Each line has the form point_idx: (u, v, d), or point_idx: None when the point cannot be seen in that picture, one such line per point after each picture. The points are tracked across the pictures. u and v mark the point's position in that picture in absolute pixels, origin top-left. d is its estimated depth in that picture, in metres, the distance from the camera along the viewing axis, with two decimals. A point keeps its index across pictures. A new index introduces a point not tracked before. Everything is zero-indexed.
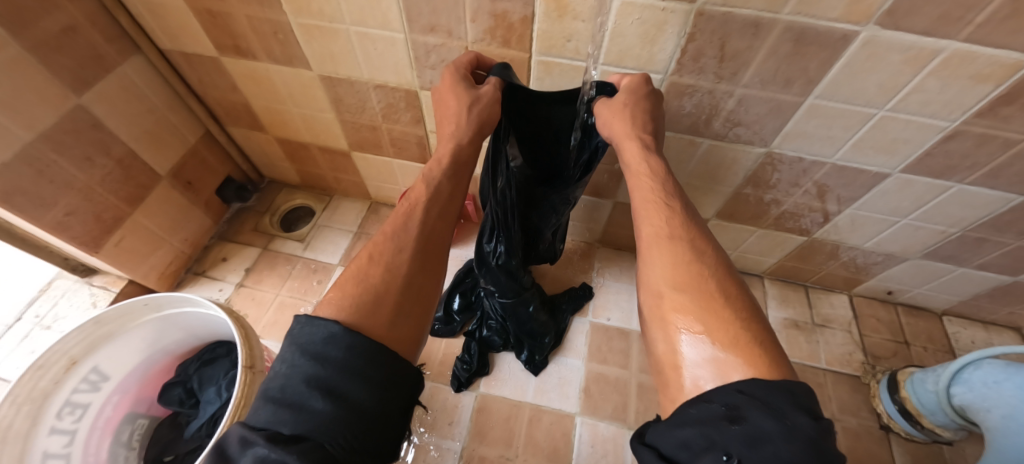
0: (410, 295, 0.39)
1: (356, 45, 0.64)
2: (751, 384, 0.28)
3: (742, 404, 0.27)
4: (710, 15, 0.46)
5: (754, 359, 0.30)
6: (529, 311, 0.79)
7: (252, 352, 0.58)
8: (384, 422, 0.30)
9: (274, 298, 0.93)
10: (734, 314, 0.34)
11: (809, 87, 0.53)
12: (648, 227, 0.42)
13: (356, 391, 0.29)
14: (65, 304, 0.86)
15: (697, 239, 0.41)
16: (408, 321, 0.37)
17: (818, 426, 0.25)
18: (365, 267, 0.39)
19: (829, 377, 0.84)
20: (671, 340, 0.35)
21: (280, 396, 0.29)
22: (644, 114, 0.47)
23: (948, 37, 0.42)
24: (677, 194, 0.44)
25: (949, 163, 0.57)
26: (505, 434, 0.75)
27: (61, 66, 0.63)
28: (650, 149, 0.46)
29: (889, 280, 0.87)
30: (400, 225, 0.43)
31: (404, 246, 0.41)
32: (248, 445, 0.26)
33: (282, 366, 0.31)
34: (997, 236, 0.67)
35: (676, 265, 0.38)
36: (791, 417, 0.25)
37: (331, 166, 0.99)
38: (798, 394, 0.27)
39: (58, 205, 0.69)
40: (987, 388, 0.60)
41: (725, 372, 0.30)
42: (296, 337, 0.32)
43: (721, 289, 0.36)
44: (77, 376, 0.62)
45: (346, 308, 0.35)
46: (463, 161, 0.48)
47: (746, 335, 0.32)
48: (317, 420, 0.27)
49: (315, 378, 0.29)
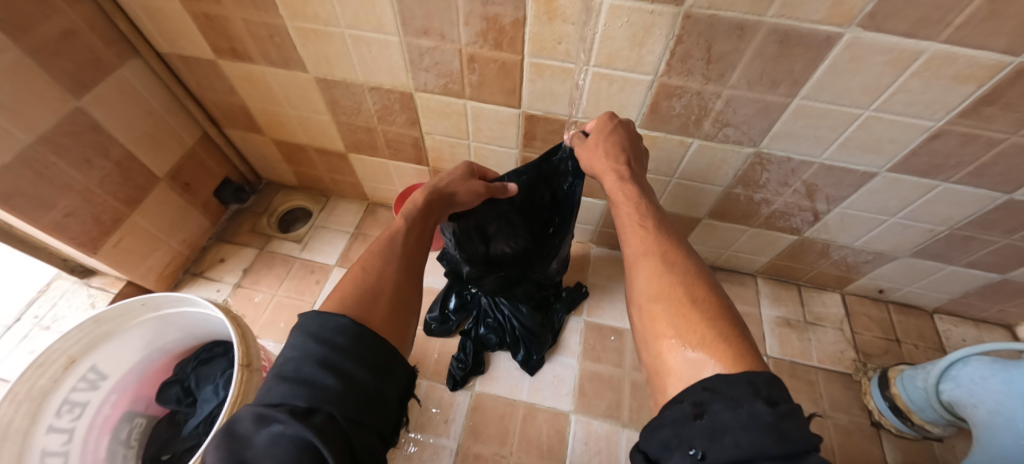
0: (401, 296, 0.45)
1: (351, 47, 0.65)
2: (717, 380, 0.29)
3: (706, 399, 0.28)
4: (696, 18, 0.47)
5: (720, 353, 0.32)
6: (524, 312, 0.82)
7: (248, 350, 0.58)
8: (383, 403, 0.34)
9: (271, 299, 0.94)
10: (703, 314, 0.36)
11: (795, 88, 0.54)
12: (631, 244, 0.47)
13: (360, 373, 0.33)
14: (63, 304, 0.87)
15: (670, 251, 0.45)
16: (399, 317, 0.43)
17: (776, 410, 0.26)
18: (359, 275, 0.45)
19: (821, 375, 0.85)
20: (654, 348, 0.37)
21: (292, 376, 0.33)
22: (616, 147, 0.55)
23: (929, 39, 0.43)
24: (652, 213, 0.50)
25: (934, 162, 0.58)
26: (500, 432, 0.76)
27: (60, 70, 0.64)
28: (627, 177, 0.53)
29: (880, 278, 0.88)
30: (385, 245, 0.51)
31: (392, 259, 0.49)
32: (265, 421, 0.30)
33: (291, 351, 0.35)
34: (984, 233, 0.68)
35: (653, 277, 0.42)
36: (749, 407, 0.26)
37: (327, 168, 1.00)
38: (759, 384, 0.28)
39: (56, 206, 0.70)
40: (975, 383, 0.61)
41: (697, 369, 0.32)
42: (303, 327, 0.36)
43: (690, 293, 0.39)
44: (76, 375, 0.62)
45: (348, 302, 0.40)
46: (434, 201, 0.58)
47: (713, 332, 0.34)
48: (328, 396, 0.31)
49: (324, 361, 0.33)
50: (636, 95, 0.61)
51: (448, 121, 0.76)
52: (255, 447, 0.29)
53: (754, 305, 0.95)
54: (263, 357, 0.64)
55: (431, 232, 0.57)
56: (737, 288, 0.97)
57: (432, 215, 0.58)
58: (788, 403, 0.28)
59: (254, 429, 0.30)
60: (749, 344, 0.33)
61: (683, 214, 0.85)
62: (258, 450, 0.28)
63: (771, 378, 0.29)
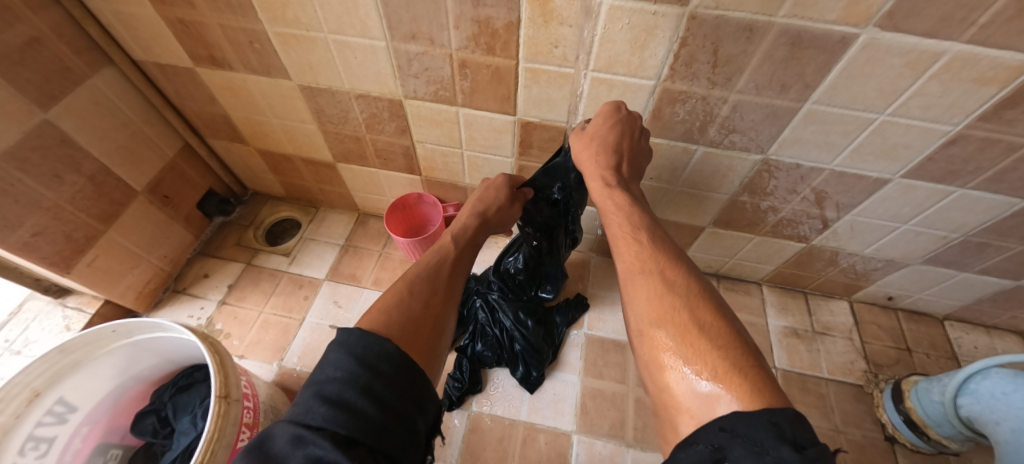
0: (441, 323, 0.44)
1: (336, 53, 0.61)
2: (735, 419, 0.26)
3: (726, 443, 0.25)
4: (702, 19, 0.44)
5: (737, 388, 0.29)
6: (528, 326, 0.80)
7: (226, 380, 0.54)
8: (414, 439, 0.32)
9: (257, 317, 0.89)
10: (711, 343, 0.33)
11: (806, 92, 0.50)
12: (623, 265, 0.45)
13: (397, 403, 0.32)
14: (36, 327, 0.82)
15: (668, 269, 0.42)
16: (437, 347, 0.42)
17: (804, 457, 0.23)
18: (404, 297, 0.44)
19: (831, 387, 0.82)
20: (659, 378, 0.34)
21: (333, 399, 0.31)
22: (610, 146, 0.51)
23: (951, 39, 0.40)
24: (643, 225, 0.48)
25: (951, 167, 0.56)
26: (499, 456, 0.72)
27: (25, 81, 0.60)
28: (612, 187, 0.52)
29: (890, 286, 0.85)
30: (433, 273, 0.50)
31: (437, 287, 0.48)
32: (304, 444, 0.28)
33: (334, 371, 0.33)
34: (1000, 240, 0.65)
35: (651, 299, 0.39)
36: (773, 453, 0.23)
37: (315, 178, 0.96)
38: (784, 426, 0.25)
39: (23, 226, 0.65)
40: (996, 400, 0.58)
41: (710, 406, 0.29)
42: (348, 345, 0.34)
43: (695, 317, 0.35)
44: (41, 408, 0.58)
45: (392, 326, 0.39)
46: (487, 224, 0.61)
47: (723, 362, 0.31)
48: (367, 427, 0.29)
49: (368, 388, 0.31)
50: (637, 101, 0.57)
51: (440, 129, 0.72)
52: None
53: (760, 315, 0.92)
54: (245, 383, 0.60)
55: (469, 262, 0.57)
56: (742, 298, 0.94)
57: (476, 237, 0.59)
58: (817, 448, 0.24)
59: (288, 450, 0.27)
60: (766, 377, 0.30)
61: (686, 223, 0.82)
62: None
63: (791, 416, 0.26)
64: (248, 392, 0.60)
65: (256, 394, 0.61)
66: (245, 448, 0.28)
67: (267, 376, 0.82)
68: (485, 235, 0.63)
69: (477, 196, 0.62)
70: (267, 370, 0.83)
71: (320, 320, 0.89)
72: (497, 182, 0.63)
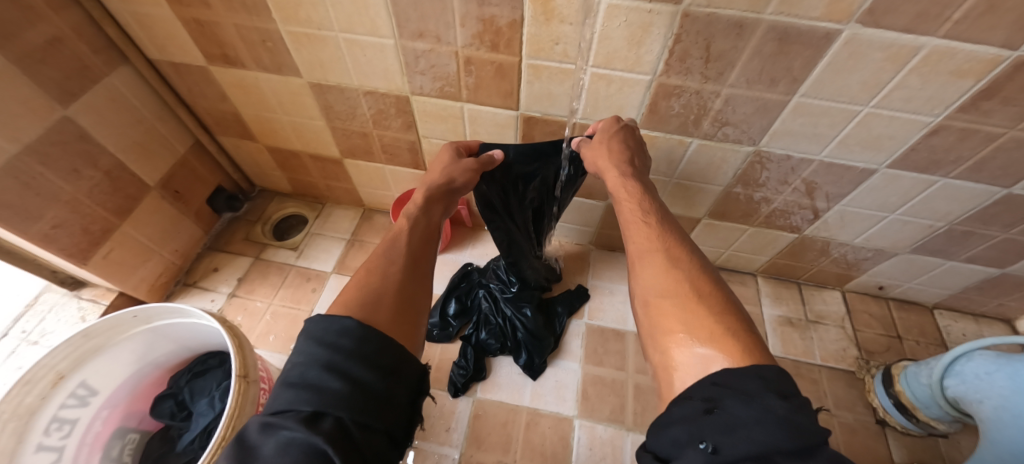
0: (403, 293, 0.45)
1: (346, 52, 0.64)
2: (727, 375, 0.29)
3: (717, 394, 0.27)
4: (694, 16, 0.47)
5: (730, 349, 0.32)
6: (526, 315, 0.83)
7: (245, 361, 0.57)
8: (393, 404, 0.33)
9: (266, 308, 0.92)
10: (710, 309, 0.36)
11: (794, 86, 0.53)
12: (634, 244, 0.47)
13: (368, 375, 0.33)
14: (52, 318, 0.84)
15: (674, 248, 0.44)
16: (406, 316, 0.43)
17: (789, 404, 0.26)
18: (364, 277, 0.46)
19: (824, 373, 0.85)
20: (661, 344, 0.36)
21: (297, 382, 0.33)
22: (622, 148, 0.56)
23: (928, 34, 0.43)
24: (655, 211, 0.51)
25: (933, 157, 0.58)
26: (503, 439, 0.74)
27: (47, 79, 0.62)
28: (628, 177, 0.54)
29: (879, 275, 0.88)
30: (388, 248, 0.51)
31: (396, 261, 0.49)
32: (272, 430, 0.29)
33: (298, 358, 0.35)
34: (984, 228, 0.68)
35: (658, 273, 0.42)
36: (762, 401, 0.26)
37: (322, 174, 0.98)
38: (769, 379, 0.27)
39: (44, 218, 0.68)
40: (979, 380, 0.61)
41: (706, 364, 0.32)
42: (309, 332, 0.36)
43: (697, 289, 0.39)
44: (65, 391, 0.61)
45: (351, 306, 0.40)
46: (442, 194, 0.60)
47: (721, 328, 0.34)
48: (335, 400, 0.31)
49: (329, 364, 0.33)
50: (634, 95, 0.60)
51: (445, 125, 0.75)
52: (262, 455, 0.28)
53: (755, 305, 0.94)
54: (260, 367, 0.62)
55: (435, 232, 0.57)
56: (738, 288, 0.97)
57: (433, 208, 0.59)
58: (798, 398, 0.27)
59: (259, 436, 0.29)
60: (756, 339, 0.33)
61: (682, 214, 0.85)
62: (263, 459, 0.27)
63: (773, 372, 0.28)
64: (263, 376, 0.62)
65: (271, 378, 0.63)
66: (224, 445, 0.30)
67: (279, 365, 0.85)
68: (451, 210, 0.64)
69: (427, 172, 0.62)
70: (278, 359, 0.85)
71: None
72: (443, 153, 0.63)
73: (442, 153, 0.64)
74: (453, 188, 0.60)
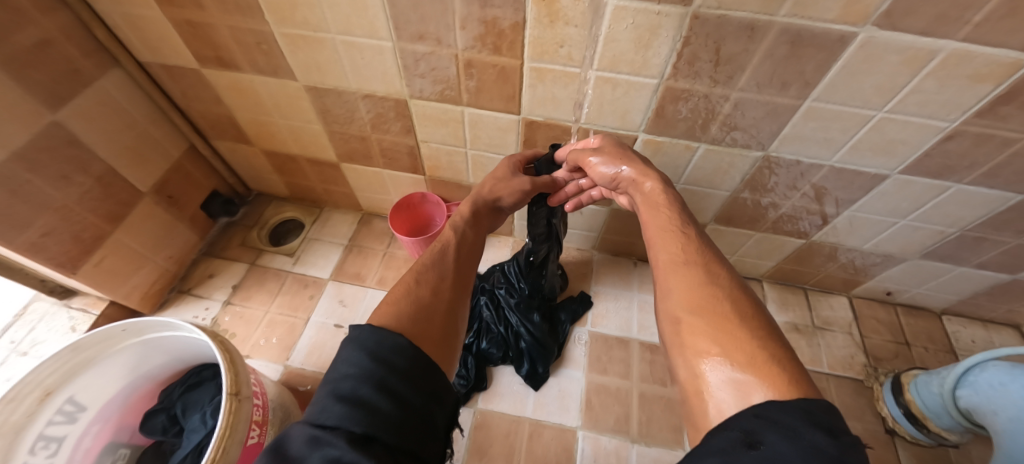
0: (453, 310, 0.44)
1: (343, 54, 0.62)
2: (768, 408, 0.27)
3: (758, 428, 0.25)
4: (704, 18, 0.45)
5: (774, 380, 0.29)
6: (533, 321, 0.81)
7: (237, 378, 0.55)
8: (432, 432, 0.32)
9: (264, 316, 0.90)
10: (751, 334, 0.34)
11: (806, 90, 0.52)
12: (664, 254, 0.45)
13: (415, 398, 0.32)
14: (42, 328, 0.82)
15: (712, 262, 0.43)
16: (451, 335, 0.42)
17: (839, 442, 0.24)
18: (413, 289, 0.44)
19: (832, 381, 0.83)
20: (691, 365, 0.35)
21: (348, 397, 0.30)
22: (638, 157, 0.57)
23: (947, 37, 0.42)
24: (690, 222, 0.49)
25: (947, 163, 0.57)
26: (505, 451, 0.73)
27: (35, 83, 0.60)
28: (665, 184, 0.53)
29: (888, 281, 0.86)
30: (437, 259, 0.50)
31: (445, 274, 0.48)
32: (320, 446, 0.27)
33: (348, 368, 0.33)
34: (996, 235, 0.67)
35: (693, 289, 0.40)
36: (806, 437, 0.24)
37: (320, 178, 0.96)
38: (817, 414, 0.26)
39: (32, 226, 0.66)
40: (993, 390, 0.59)
41: (744, 395, 0.30)
42: (360, 341, 0.34)
43: (737, 310, 0.36)
44: (52, 407, 0.59)
45: (402, 319, 0.38)
46: (483, 212, 0.61)
47: (765, 354, 0.31)
48: (385, 423, 0.29)
49: (382, 382, 0.31)
50: (641, 99, 0.58)
51: (445, 129, 0.73)
52: None
53: None
54: (255, 381, 0.60)
55: (479, 246, 0.57)
56: None
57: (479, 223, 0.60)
58: (849, 437, 0.25)
59: (305, 451, 0.27)
60: (798, 371, 0.31)
61: None
62: None
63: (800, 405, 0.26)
64: (257, 391, 0.60)
65: (263, 392, 0.61)
66: (263, 451, 0.28)
67: (274, 376, 0.83)
68: (497, 220, 0.65)
69: (482, 185, 0.63)
70: (273, 369, 0.83)
71: (325, 319, 0.89)
72: (508, 164, 0.64)
73: (505, 164, 0.64)
74: (499, 207, 0.63)
